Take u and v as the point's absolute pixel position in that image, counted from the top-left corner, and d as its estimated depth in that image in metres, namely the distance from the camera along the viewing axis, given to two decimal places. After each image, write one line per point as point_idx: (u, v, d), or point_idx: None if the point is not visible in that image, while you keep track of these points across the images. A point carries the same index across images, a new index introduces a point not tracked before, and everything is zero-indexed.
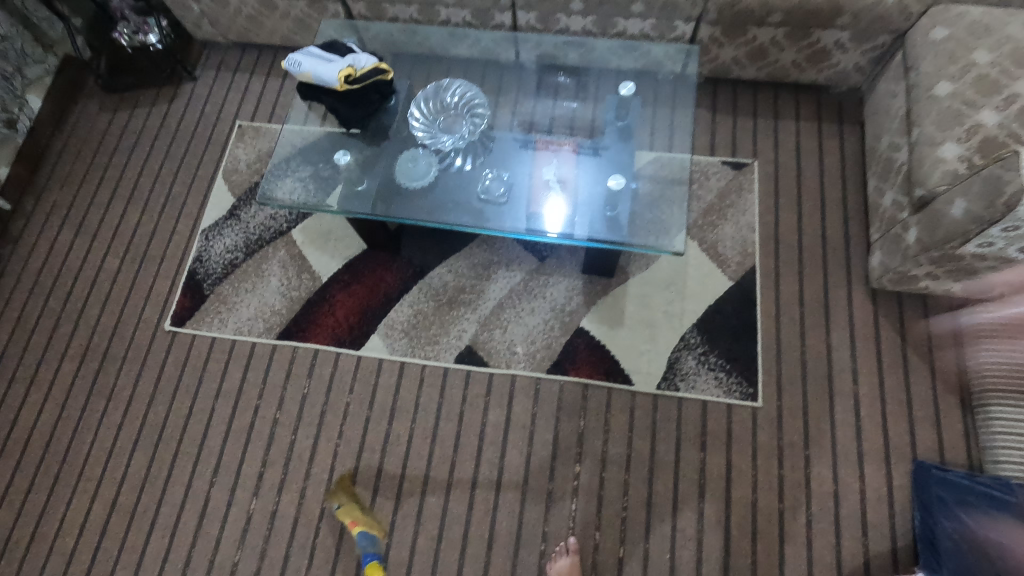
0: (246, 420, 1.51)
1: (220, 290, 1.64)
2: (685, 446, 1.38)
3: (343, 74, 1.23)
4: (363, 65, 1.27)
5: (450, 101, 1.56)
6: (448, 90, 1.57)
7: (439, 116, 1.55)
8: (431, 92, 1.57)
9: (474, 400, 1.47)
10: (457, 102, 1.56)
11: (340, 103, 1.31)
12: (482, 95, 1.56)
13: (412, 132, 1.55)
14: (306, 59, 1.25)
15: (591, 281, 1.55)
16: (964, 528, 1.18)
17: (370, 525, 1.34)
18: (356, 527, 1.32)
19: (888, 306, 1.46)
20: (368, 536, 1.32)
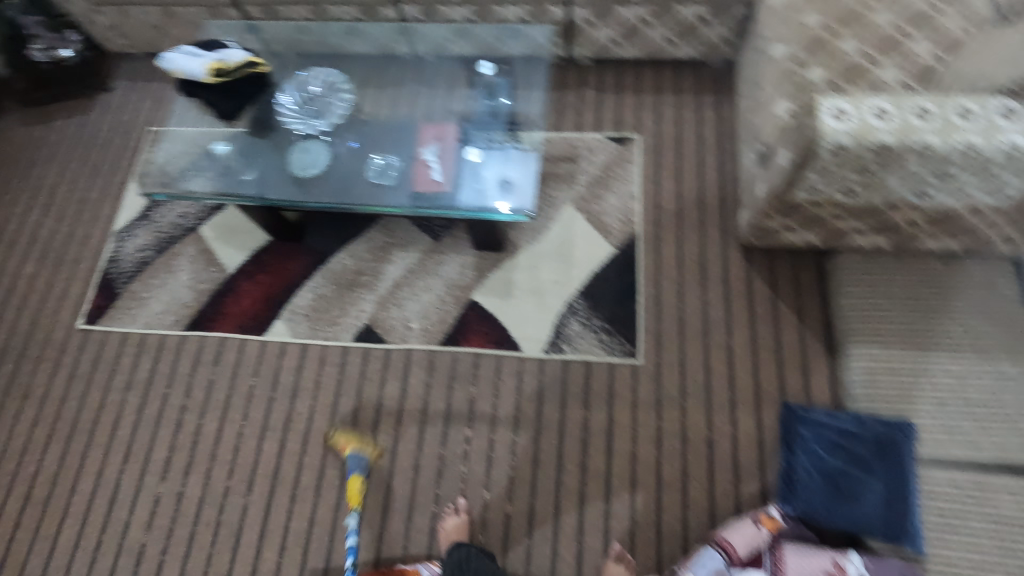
0: (155, 408, 1.56)
1: (132, 288, 1.70)
2: (569, 405, 1.45)
3: (209, 68, 1.49)
4: (229, 60, 1.52)
5: (315, 90, 1.63)
6: (310, 79, 1.65)
7: (309, 106, 1.61)
8: (294, 86, 1.63)
9: (372, 375, 1.53)
10: (322, 87, 1.64)
11: (218, 97, 1.60)
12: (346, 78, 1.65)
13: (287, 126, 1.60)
14: (181, 57, 1.51)
15: (482, 257, 1.62)
16: (818, 462, 1.26)
17: (360, 448, 1.42)
18: (348, 449, 1.42)
19: (760, 262, 1.54)
20: (358, 456, 1.41)
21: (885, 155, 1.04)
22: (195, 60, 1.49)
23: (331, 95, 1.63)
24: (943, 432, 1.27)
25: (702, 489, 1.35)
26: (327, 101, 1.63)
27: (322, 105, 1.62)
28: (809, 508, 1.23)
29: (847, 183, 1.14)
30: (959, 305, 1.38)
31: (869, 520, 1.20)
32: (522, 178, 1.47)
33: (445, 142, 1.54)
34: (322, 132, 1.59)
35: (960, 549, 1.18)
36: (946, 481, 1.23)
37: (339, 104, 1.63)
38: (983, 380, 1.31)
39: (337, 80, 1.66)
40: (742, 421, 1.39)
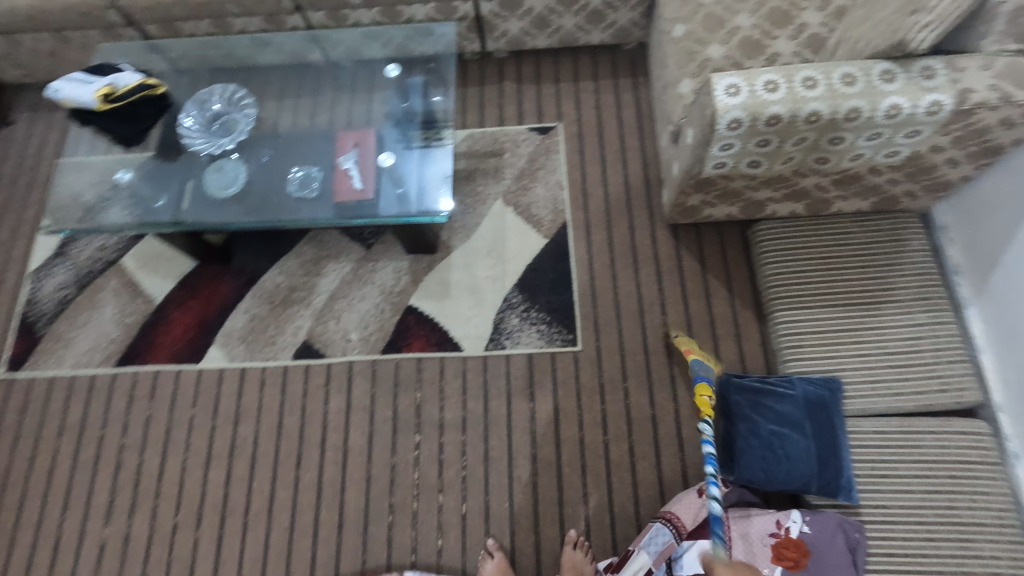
0: (92, 451, 1.50)
1: (55, 328, 1.63)
2: (515, 398, 1.46)
3: (99, 93, 1.44)
4: (123, 83, 1.48)
5: (216, 108, 1.59)
6: (208, 97, 1.60)
7: (214, 125, 1.57)
8: (194, 107, 1.58)
9: (315, 391, 1.51)
10: (223, 104, 1.59)
11: (110, 120, 1.51)
12: (246, 91, 1.61)
13: (193, 150, 1.54)
14: (68, 86, 1.46)
15: (417, 260, 1.61)
16: (754, 428, 1.30)
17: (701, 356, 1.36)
18: (691, 355, 1.35)
19: (687, 238, 1.57)
20: (702, 364, 1.34)
21: (779, 125, 1.08)
22: (85, 86, 1.44)
23: (233, 110, 1.59)
24: (867, 384, 1.33)
25: (650, 466, 1.38)
26: (231, 117, 1.58)
27: (228, 122, 1.58)
28: (747, 473, 1.27)
29: (750, 155, 1.17)
30: (875, 262, 1.43)
31: (804, 477, 1.24)
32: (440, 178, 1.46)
33: (363, 147, 1.50)
34: (231, 150, 1.55)
35: (891, 492, 1.24)
36: (872, 429, 1.29)
37: (243, 118, 1.58)
38: (900, 332, 1.37)
39: (237, 93, 1.62)
40: (682, 395, 1.43)
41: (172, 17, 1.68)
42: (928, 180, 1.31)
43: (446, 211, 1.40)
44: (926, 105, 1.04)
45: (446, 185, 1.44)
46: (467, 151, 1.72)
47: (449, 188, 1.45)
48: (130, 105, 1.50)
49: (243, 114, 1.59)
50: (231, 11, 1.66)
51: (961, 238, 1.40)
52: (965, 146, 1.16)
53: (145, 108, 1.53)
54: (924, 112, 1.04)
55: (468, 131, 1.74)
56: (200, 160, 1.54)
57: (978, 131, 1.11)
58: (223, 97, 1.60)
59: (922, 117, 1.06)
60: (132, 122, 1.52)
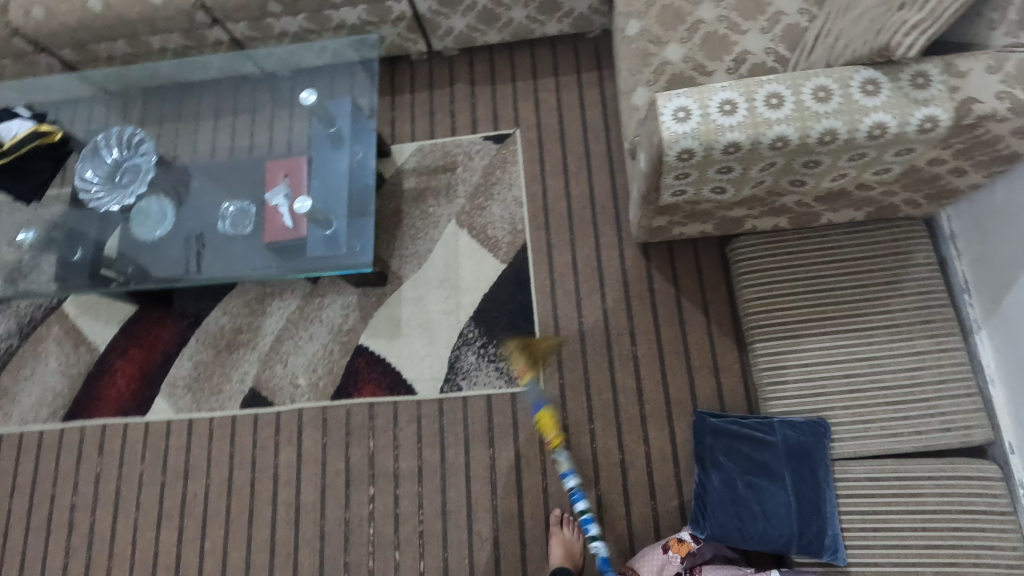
0: (44, 511, 1.45)
1: (1, 383, 1.56)
2: (473, 446, 1.35)
3: None
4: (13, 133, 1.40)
5: (111, 158, 1.43)
6: (102, 142, 1.44)
7: (116, 175, 1.42)
8: (88, 158, 1.43)
9: (264, 443, 1.42)
10: (120, 151, 1.43)
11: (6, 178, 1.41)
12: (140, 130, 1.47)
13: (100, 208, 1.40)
14: None
15: (365, 294, 1.49)
16: (728, 480, 1.17)
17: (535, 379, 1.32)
18: (526, 377, 1.32)
19: (659, 257, 1.41)
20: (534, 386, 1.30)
21: (739, 153, 0.91)
22: None
23: (129, 154, 1.43)
24: (858, 424, 1.18)
25: (620, 517, 1.27)
26: (131, 163, 1.42)
27: (130, 170, 1.42)
28: (720, 530, 1.14)
29: (711, 182, 1.00)
30: (871, 281, 1.25)
31: (784, 536, 1.11)
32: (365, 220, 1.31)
33: (294, 177, 1.34)
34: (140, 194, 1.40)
35: (884, 549, 1.09)
36: (862, 476, 1.14)
37: (143, 163, 1.42)
38: (898, 362, 1.20)
39: (134, 136, 1.46)
40: (654, 437, 1.30)
41: (83, 40, 1.53)
42: (932, 188, 1.11)
43: (368, 261, 1.26)
44: (918, 121, 0.85)
45: (370, 230, 1.30)
46: (416, 167, 1.56)
47: (369, 229, 1.31)
48: (20, 158, 1.41)
49: (139, 155, 1.43)
50: (142, 29, 1.50)
51: (972, 251, 1.22)
52: (972, 156, 0.97)
53: (39, 160, 1.42)
54: (916, 129, 0.86)
55: (417, 143, 1.58)
56: (115, 216, 1.40)
57: (987, 141, 0.91)
58: (118, 142, 1.44)
59: (913, 136, 0.87)
60: (25, 176, 1.42)
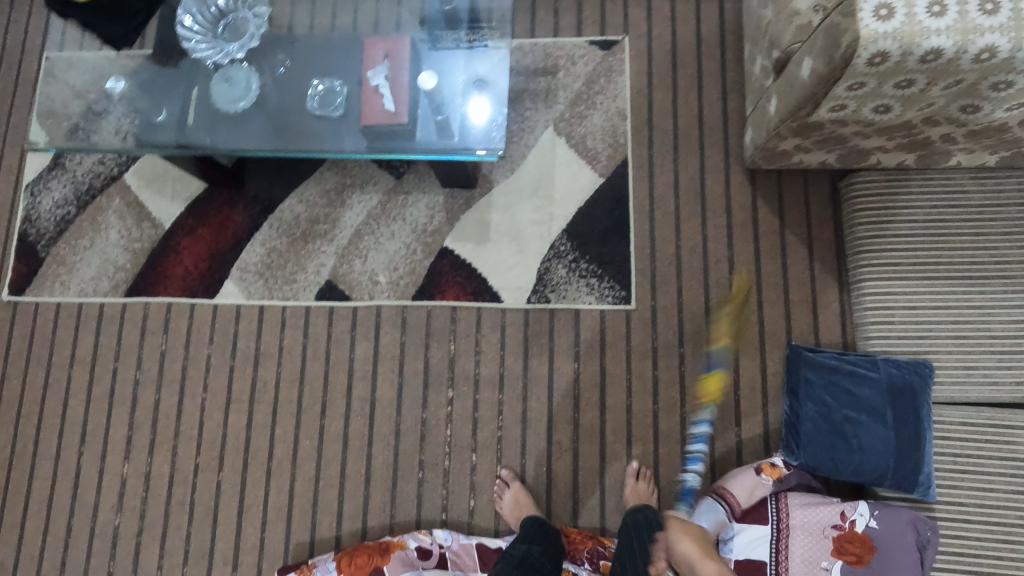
0: (106, 384, 1.42)
1: (57, 251, 1.48)
2: (559, 358, 1.33)
3: None
4: None
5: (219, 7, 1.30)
6: None
7: (220, 28, 1.30)
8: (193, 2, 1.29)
9: (340, 337, 1.39)
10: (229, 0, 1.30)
11: (95, 17, 1.40)
12: None
13: (197, 62, 1.29)
14: None
15: (452, 196, 1.42)
16: (825, 411, 1.17)
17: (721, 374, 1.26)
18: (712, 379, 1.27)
19: (766, 187, 1.36)
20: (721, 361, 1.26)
21: (934, 64, 0.85)
22: None
23: (241, 6, 1.30)
24: (961, 369, 1.17)
25: (702, 440, 1.27)
26: (238, 17, 1.30)
27: (233, 26, 1.30)
28: (813, 459, 1.16)
29: (881, 99, 0.94)
30: (990, 229, 1.22)
31: (878, 470, 1.13)
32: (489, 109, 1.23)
33: (394, 57, 1.22)
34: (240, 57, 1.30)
35: (970, 490, 1.12)
36: (958, 421, 1.15)
37: (252, 20, 1.30)
38: (1008, 312, 1.18)
39: None
40: (744, 366, 1.29)
41: None
42: None
43: (494, 151, 1.19)
44: None
45: (496, 119, 1.21)
46: (514, 66, 1.46)
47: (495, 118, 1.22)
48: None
49: (250, 10, 1.30)
50: None
51: None
52: None
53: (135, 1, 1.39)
54: None
55: (517, 41, 1.47)
56: (205, 68, 1.29)
57: None
58: None
59: None
60: (119, 19, 1.40)
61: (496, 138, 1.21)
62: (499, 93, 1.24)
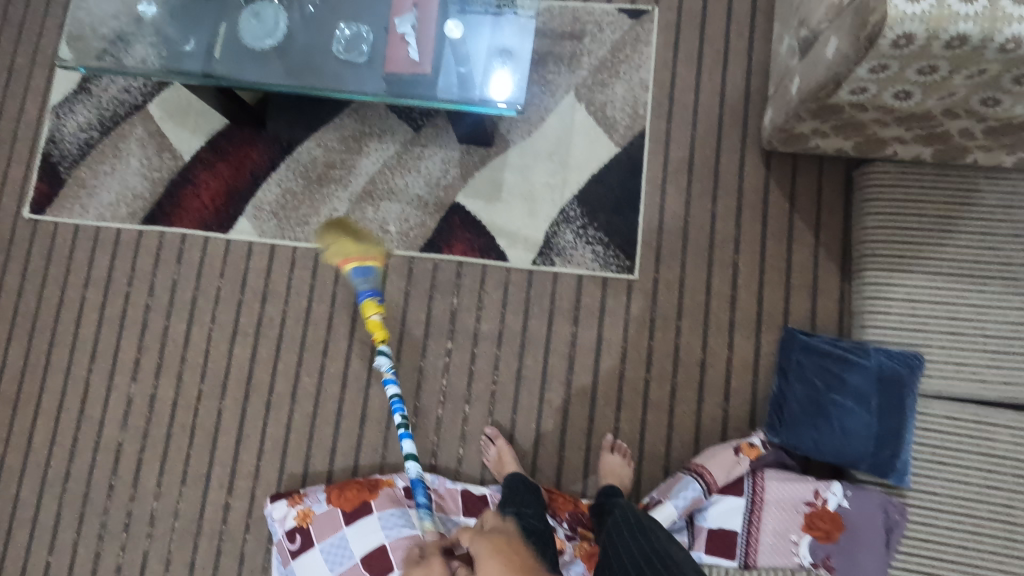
0: (118, 307, 1.46)
1: (78, 173, 1.52)
2: (558, 320, 1.36)
3: None
4: None
5: None
6: None
7: None
8: None
9: (346, 281, 1.42)
10: None
11: None
12: None
13: None
14: None
15: (468, 152, 1.43)
16: (812, 393, 1.20)
17: None
18: None
19: (780, 170, 1.36)
20: None
21: (960, 50, 0.86)
22: None
23: None
24: (951, 366, 1.19)
25: (690, 412, 1.31)
26: None
27: None
28: (794, 438, 1.20)
29: (903, 84, 0.94)
30: (997, 230, 1.22)
31: (857, 454, 1.16)
32: (513, 65, 1.24)
33: (422, 8, 1.21)
34: None
35: (945, 482, 1.15)
36: (942, 414, 1.17)
37: None
38: (1004, 314, 1.19)
39: None
40: (738, 344, 1.32)
41: None
42: None
43: (512, 107, 1.22)
44: None
45: (518, 76, 1.23)
46: (541, 28, 1.45)
47: (517, 76, 1.24)
48: None
49: None
50: None
51: None
52: None
53: None
54: None
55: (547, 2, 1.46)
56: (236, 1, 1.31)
57: None
58: None
59: None
60: None
61: (515, 93, 1.23)
62: (524, 50, 1.25)
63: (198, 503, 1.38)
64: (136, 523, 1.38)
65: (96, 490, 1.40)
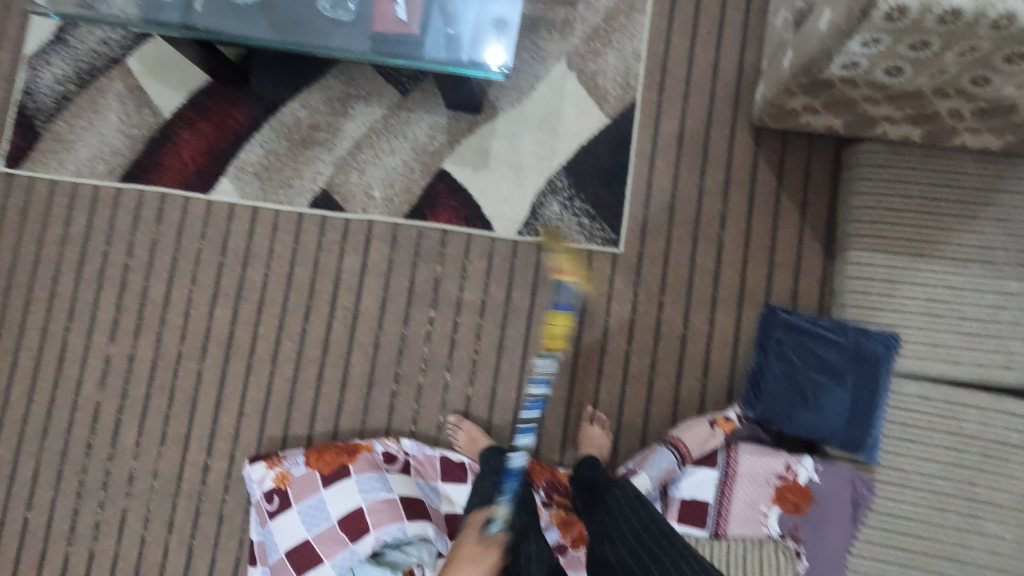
0: (97, 266, 1.44)
1: (55, 128, 1.47)
2: (542, 292, 1.36)
3: None
4: None
5: None
6: None
7: None
8: None
9: (329, 246, 1.40)
10: None
11: None
12: None
13: None
14: None
15: (456, 118, 1.41)
16: (788, 369, 1.22)
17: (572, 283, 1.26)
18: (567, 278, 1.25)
19: (770, 147, 1.35)
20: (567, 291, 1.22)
21: (952, 25, 0.85)
22: None
23: None
24: (927, 346, 1.20)
25: (669, 386, 1.32)
26: None
27: None
28: (770, 412, 1.22)
29: (894, 60, 0.93)
30: (980, 214, 1.22)
31: (828, 429, 1.19)
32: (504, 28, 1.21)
33: None
34: None
35: (914, 459, 1.17)
36: (915, 394, 1.19)
37: None
38: (982, 297, 1.20)
39: None
40: (719, 320, 1.32)
41: None
42: None
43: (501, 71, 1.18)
44: None
45: (508, 39, 1.20)
46: None
47: (507, 40, 1.20)
48: None
49: None
50: None
51: None
52: None
53: None
54: None
55: None
56: None
57: None
58: None
59: None
60: None
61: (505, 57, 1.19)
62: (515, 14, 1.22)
63: (177, 463, 1.38)
64: (115, 482, 1.38)
65: (74, 449, 1.40)
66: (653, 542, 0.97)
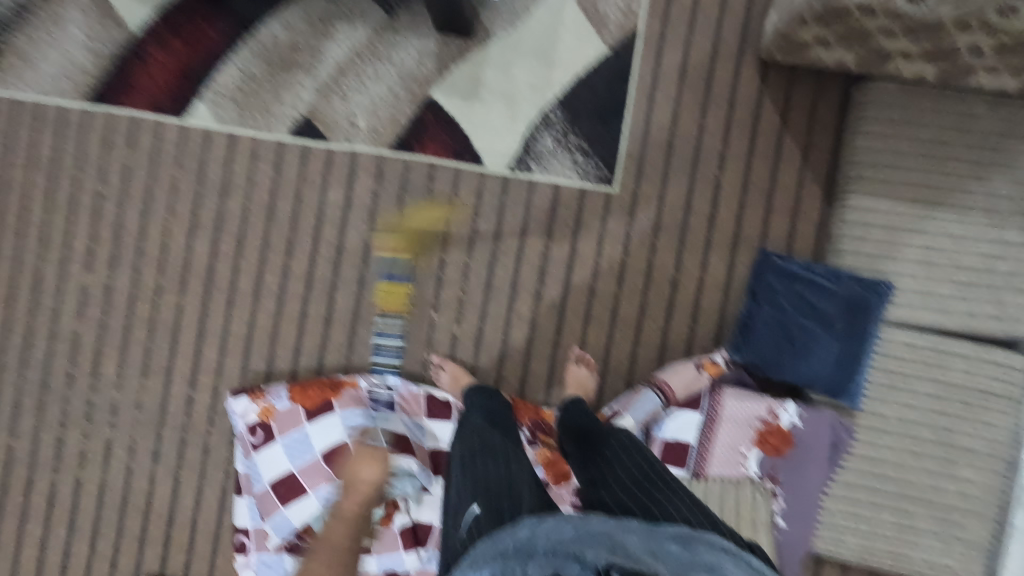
0: (68, 193, 1.38)
1: (13, 39, 1.36)
2: (532, 231, 1.32)
3: None
4: None
5: None
6: None
7: None
8: None
9: (312, 178, 1.34)
10: None
11: None
12: None
13: None
14: None
15: (446, 43, 1.32)
16: (778, 315, 1.21)
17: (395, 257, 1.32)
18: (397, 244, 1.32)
19: (776, 84, 1.28)
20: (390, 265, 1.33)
21: None
22: None
23: None
24: (918, 296, 1.19)
25: (657, 329, 1.31)
26: None
27: None
28: (756, 356, 1.22)
29: None
30: (989, 159, 1.17)
31: (813, 374, 1.19)
32: None
33: None
34: None
35: (895, 407, 1.18)
36: (903, 343, 1.18)
37: None
38: (981, 246, 1.17)
39: None
40: (712, 264, 1.30)
41: None
42: None
43: None
44: None
45: None
46: None
47: None
48: None
49: None
50: None
51: None
52: None
53: None
54: None
55: None
56: None
57: None
58: None
59: None
60: None
61: None
62: None
63: (161, 396, 1.37)
64: (98, 412, 1.38)
65: (54, 379, 1.38)
66: (651, 486, 0.95)
